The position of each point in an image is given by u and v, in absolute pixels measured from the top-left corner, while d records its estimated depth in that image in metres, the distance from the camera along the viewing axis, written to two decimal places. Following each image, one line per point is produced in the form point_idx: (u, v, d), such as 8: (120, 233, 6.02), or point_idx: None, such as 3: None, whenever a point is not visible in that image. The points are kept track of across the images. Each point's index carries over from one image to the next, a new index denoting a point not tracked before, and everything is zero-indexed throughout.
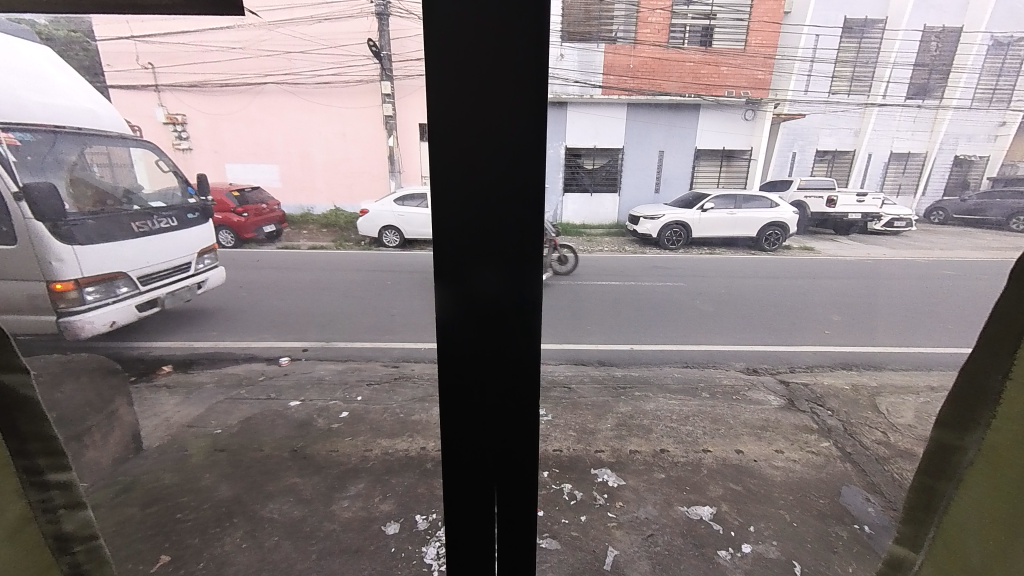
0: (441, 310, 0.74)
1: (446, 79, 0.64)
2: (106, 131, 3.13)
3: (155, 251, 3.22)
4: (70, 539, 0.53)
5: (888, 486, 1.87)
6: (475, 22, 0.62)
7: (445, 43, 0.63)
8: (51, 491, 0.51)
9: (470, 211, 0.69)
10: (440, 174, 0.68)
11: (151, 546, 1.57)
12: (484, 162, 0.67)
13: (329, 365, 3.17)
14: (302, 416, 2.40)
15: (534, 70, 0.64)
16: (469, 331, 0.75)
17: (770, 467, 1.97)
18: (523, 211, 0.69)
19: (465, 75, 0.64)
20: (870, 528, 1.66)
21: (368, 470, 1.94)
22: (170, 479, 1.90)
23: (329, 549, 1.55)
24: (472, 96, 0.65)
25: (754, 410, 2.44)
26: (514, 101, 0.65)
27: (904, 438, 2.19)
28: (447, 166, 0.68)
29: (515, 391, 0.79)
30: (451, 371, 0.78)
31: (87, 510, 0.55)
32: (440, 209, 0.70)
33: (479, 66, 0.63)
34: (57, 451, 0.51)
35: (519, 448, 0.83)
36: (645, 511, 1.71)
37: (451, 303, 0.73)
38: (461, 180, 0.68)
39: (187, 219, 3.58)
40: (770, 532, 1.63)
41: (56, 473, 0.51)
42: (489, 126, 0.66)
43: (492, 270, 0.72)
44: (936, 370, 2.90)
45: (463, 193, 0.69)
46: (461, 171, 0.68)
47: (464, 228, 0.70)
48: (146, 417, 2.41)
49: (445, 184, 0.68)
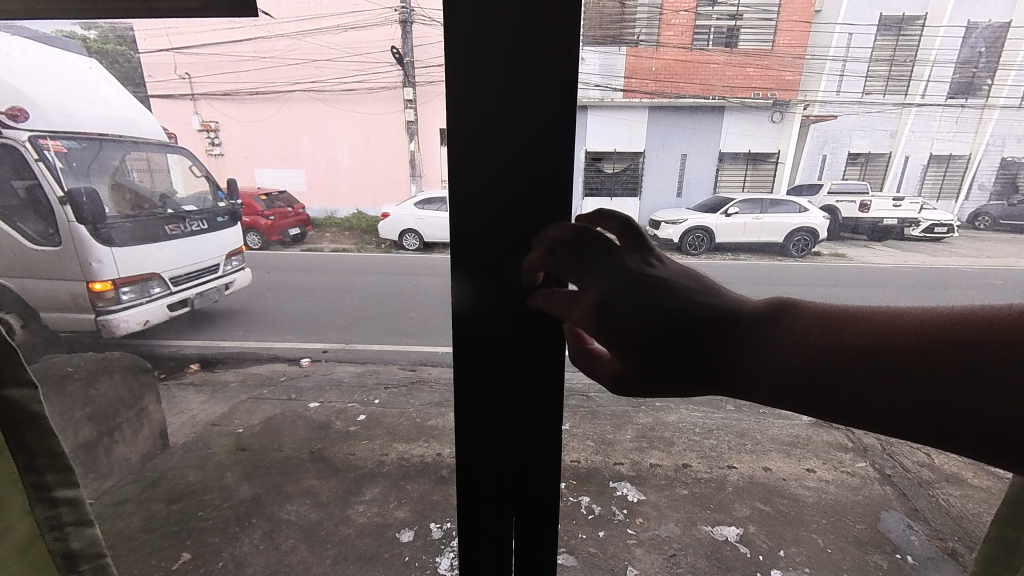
0: (458, 308, 0.71)
1: (464, 83, 0.63)
2: (145, 138, 3.28)
3: (188, 252, 3.32)
4: (77, 558, 0.53)
5: (933, 512, 1.76)
6: (497, 24, 0.60)
7: (464, 45, 0.61)
8: (59, 508, 0.51)
9: (494, 212, 0.66)
10: (459, 177, 0.66)
11: (174, 543, 1.61)
12: (508, 165, 0.64)
13: (349, 367, 3.21)
14: (321, 418, 2.43)
15: (558, 71, 0.61)
16: (488, 323, 0.70)
17: (801, 487, 1.86)
18: (552, 210, 0.65)
19: (485, 77, 0.62)
20: (914, 559, 1.57)
21: (384, 475, 1.93)
22: (194, 477, 1.94)
23: (345, 555, 1.54)
24: (495, 97, 0.62)
25: (783, 424, 2.31)
26: (539, 103, 0.62)
27: (951, 460, 2.02)
28: (465, 169, 0.65)
29: (538, 399, 0.74)
30: (465, 375, 0.75)
31: (94, 527, 0.54)
32: (461, 207, 0.67)
33: (501, 71, 0.62)
34: (64, 468, 0.51)
35: (539, 464, 0.79)
36: (667, 529, 1.65)
37: (469, 300, 0.69)
38: (481, 183, 0.65)
39: (218, 222, 3.66)
40: (802, 558, 1.55)
41: (64, 489, 0.52)
42: (514, 128, 0.63)
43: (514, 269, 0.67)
44: None
45: (485, 194, 0.66)
46: (481, 170, 0.65)
47: (485, 222, 0.66)
48: (173, 415, 2.48)
49: (463, 183, 0.66)
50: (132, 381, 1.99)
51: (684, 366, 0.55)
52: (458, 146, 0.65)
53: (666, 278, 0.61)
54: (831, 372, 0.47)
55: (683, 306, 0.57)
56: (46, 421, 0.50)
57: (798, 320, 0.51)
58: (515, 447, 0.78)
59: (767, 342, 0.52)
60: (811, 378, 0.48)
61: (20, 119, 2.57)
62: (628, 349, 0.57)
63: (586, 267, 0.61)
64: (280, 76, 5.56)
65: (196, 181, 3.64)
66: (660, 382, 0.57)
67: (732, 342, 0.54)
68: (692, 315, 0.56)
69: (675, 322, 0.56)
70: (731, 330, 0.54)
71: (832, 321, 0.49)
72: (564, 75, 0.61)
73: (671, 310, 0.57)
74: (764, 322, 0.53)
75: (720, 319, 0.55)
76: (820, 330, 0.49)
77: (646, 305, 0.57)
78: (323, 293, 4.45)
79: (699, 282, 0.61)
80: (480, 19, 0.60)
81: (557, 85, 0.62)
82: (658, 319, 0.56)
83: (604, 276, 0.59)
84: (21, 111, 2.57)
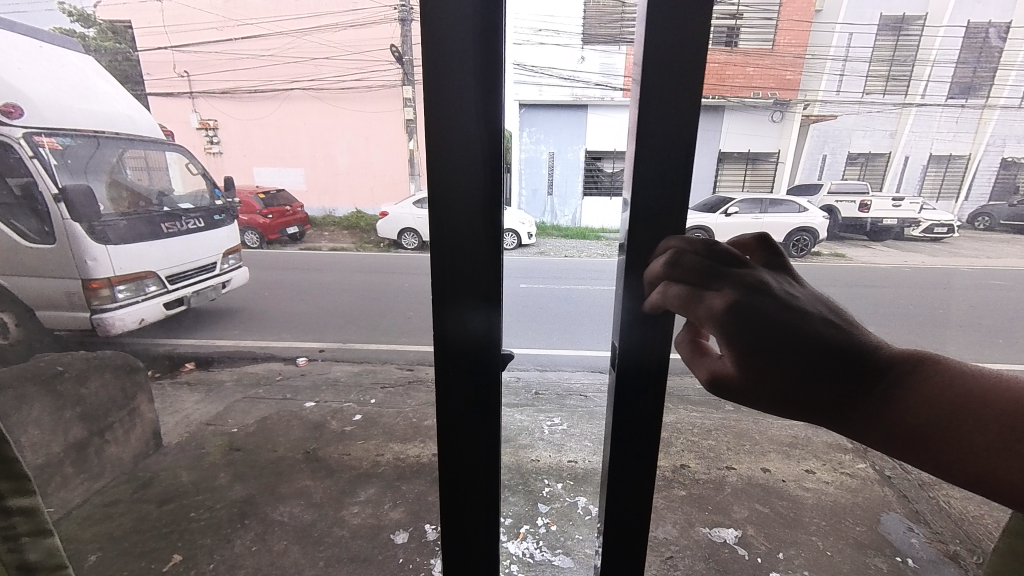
0: (439, 316, 0.70)
1: (440, 83, 0.61)
2: (142, 136, 3.18)
3: (179, 252, 3.20)
4: (34, 569, 0.51)
5: (934, 514, 1.75)
6: (475, 26, 0.58)
7: (439, 45, 0.59)
8: (13, 518, 0.49)
9: (473, 213, 0.65)
10: (440, 183, 0.64)
11: (165, 545, 1.58)
12: (491, 166, 0.64)
13: (346, 366, 3.18)
14: (316, 417, 2.41)
15: (668, 62, 0.55)
16: (476, 325, 0.69)
17: (800, 488, 1.84)
18: (661, 216, 0.59)
19: (464, 76, 0.60)
20: (914, 562, 1.55)
21: (379, 476, 1.92)
22: (186, 478, 1.92)
23: (338, 557, 1.52)
24: (477, 100, 0.61)
25: (782, 425, 2.29)
26: (645, 99, 0.56)
27: None
28: (444, 168, 0.64)
29: (635, 424, 0.67)
30: (446, 380, 0.73)
31: (53, 537, 0.52)
32: (445, 213, 0.65)
33: (479, 71, 0.60)
34: (19, 476, 0.50)
35: (618, 500, 0.72)
36: (665, 532, 1.63)
37: (451, 306, 0.69)
38: (464, 191, 0.64)
39: (215, 220, 3.58)
40: (801, 560, 1.53)
41: (19, 498, 0.50)
42: (493, 135, 0.62)
43: (495, 271, 0.68)
44: None
45: (467, 193, 0.64)
46: (464, 177, 0.64)
47: (467, 228, 0.66)
48: (167, 414, 2.46)
49: (444, 189, 0.64)
50: (123, 380, 1.96)
51: (799, 396, 0.51)
52: (437, 145, 0.63)
53: (802, 303, 0.55)
54: (966, 437, 0.42)
55: (816, 331, 0.52)
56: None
57: (949, 372, 0.46)
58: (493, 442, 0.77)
59: (903, 392, 0.46)
60: (942, 435, 0.44)
61: (13, 117, 2.50)
62: (741, 369, 0.53)
63: (716, 279, 0.55)
64: (281, 74, 5.54)
65: (193, 179, 3.54)
66: (760, 403, 0.54)
67: (853, 374, 0.49)
68: (823, 339, 0.51)
69: (800, 345, 0.51)
70: (858, 359, 0.50)
71: (1001, 389, 0.43)
72: (671, 66, 0.54)
73: (795, 336, 0.51)
74: (905, 368, 0.48)
75: (857, 355, 0.50)
76: (983, 392, 0.43)
77: (776, 323, 0.52)
78: (321, 292, 4.41)
79: (840, 313, 0.56)
80: (461, 18, 0.58)
81: (660, 80, 0.55)
82: (774, 341, 0.52)
83: (737, 286, 0.54)
84: (15, 107, 2.50)
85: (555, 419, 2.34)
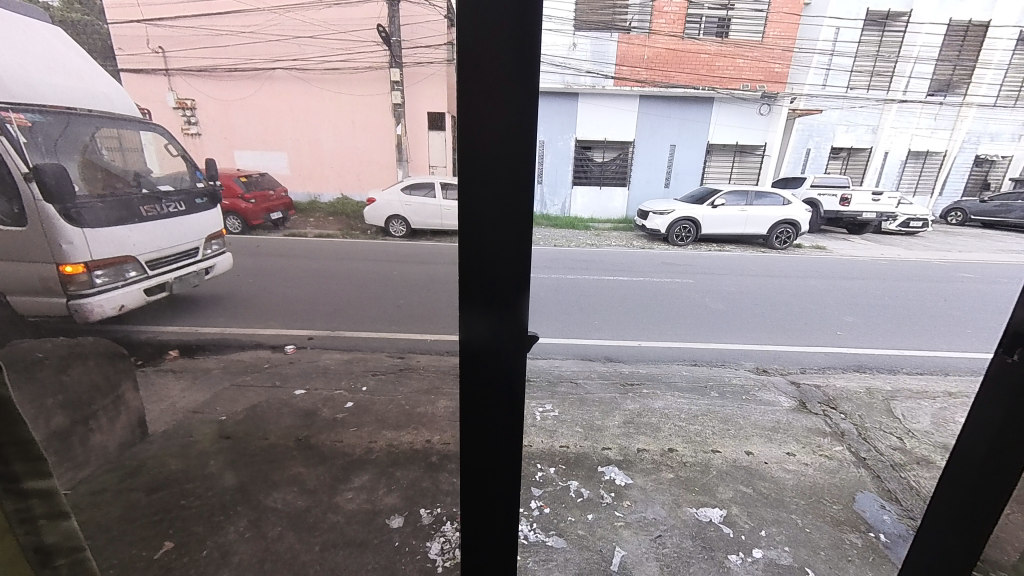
0: (471, 312, 0.75)
1: (476, 86, 0.66)
2: (117, 114, 2.79)
3: (164, 236, 3.08)
4: (52, 549, 0.61)
5: (905, 492, 1.86)
6: (509, 34, 0.63)
7: (472, 51, 0.64)
8: (30, 500, 0.59)
9: (503, 208, 0.71)
10: (466, 178, 0.70)
11: (155, 532, 1.57)
12: (517, 160, 0.69)
13: (335, 355, 3.15)
14: (307, 405, 2.38)
15: None
16: (498, 319, 0.75)
17: (781, 470, 1.95)
18: None
19: (496, 77, 0.65)
20: (885, 536, 1.63)
21: (373, 462, 1.93)
22: (176, 465, 1.90)
23: (334, 542, 1.54)
24: (518, 91, 0.65)
25: (764, 411, 2.43)
26: None
27: (920, 443, 2.19)
28: (473, 163, 0.69)
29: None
30: (474, 368, 0.80)
31: (65, 522, 0.63)
32: (468, 207, 0.71)
33: (514, 62, 0.64)
34: (32, 459, 0.59)
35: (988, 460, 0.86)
36: (654, 512, 1.69)
37: (480, 302, 0.75)
38: (489, 189, 0.70)
39: (195, 204, 3.33)
40: (781, 537, 1.60)
41: (34, 480, 0.60)
42: (517, 137, 0.68)
43: (524, 263, 0.73)
44: (954, 374, 2.98)
45: (494, 188, 0.70)
46: (489, 176, 0.70)
47: (489, 226, 0.72)
48: (152, 402, 2.40)
49: (471, 185, 0.70)
50: (107, 368, 1.91)
51: None
52: (470, 141, 0.68)
53: None
54: None
55: None
56: (17, 411, 0.58)
57: None
58: (508, 424, 0.84)
59: None
60: None
61: None
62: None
63: None
64: None
65: (174, 162, 3.12)
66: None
67: None
68: None
69: None
70: None
71: None
72: None
73: None
74: None
75: None
76: None
77: None
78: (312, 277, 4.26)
79: None
80: (496, 23, 0.63)
81: None
82: None
83: None
84: None
85: (548, 405, 2.39)
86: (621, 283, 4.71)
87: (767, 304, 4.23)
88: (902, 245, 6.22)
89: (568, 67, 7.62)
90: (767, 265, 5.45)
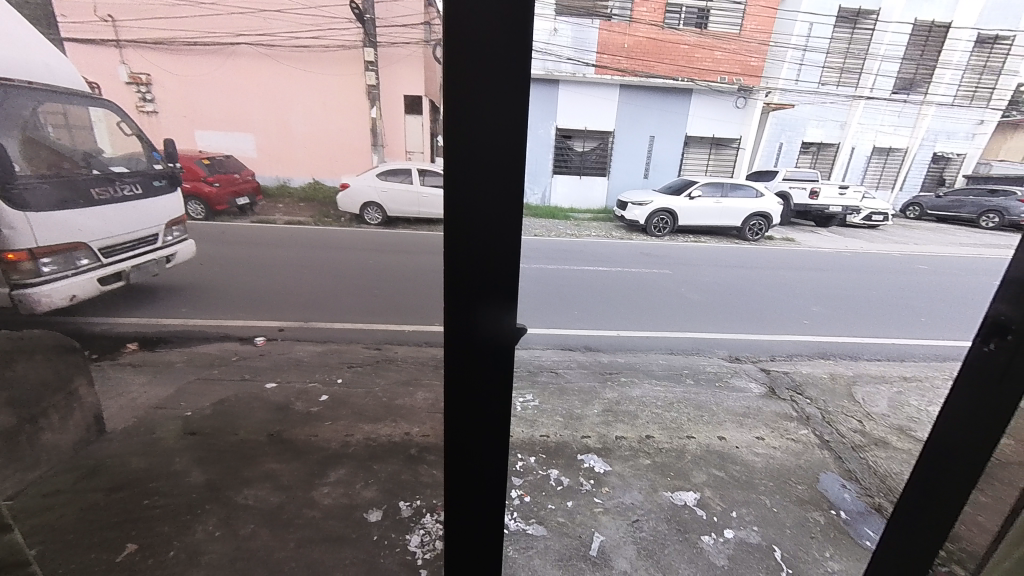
0: (461, 304, 0.73)
1: (465, 67, 0.62)
2: (62, 87, 2.43)
3: (119, 222, 2.83)
4: None
5: (864, 473, 1.96)
6: (500, 13, 0.60)
7: (460, 30, 0.61)
8: None
9: (493, 196, 0.68)
10: (455, 164, 0.67)
11: (117, 534, 1.49)
12: (509, 146, 0.66)
13: (308, 347, 3.04)
14: (279, 399, 2.30)
15: None
16: (485, 309, 0.73)
17: (751, 454, 2.03)
18: None
19: (486, 59, 0.62)
20: (846, 514, 1.72)
21: (351, 456, 1.89)
22: (138, 463, 1.81)
23: (310, 538, 1.50)
24: (509, 74, 0.62)
25: (735, 397, 2.52)
26: None
27: (878, 426, 2.32)
28: (462, 149, 0.66)
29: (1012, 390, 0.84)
30: (460, 360, 0.78)
31: None
32: (456, 195, 0.68)
33: (506, 44, 0.61)
34: None
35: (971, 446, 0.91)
36: (631, 497, 1.73)
37: (468, 293, 0.73)
38: (479, 177, 0.67)
39: (154, 187, 2.98)
40: (751, 517, 1.67)
41: None
42: (510, 121, 0.65)
43: (515, 252, 0.71)
44: (909, 361, 3.16)
45: (484, 174, 0.67)
46: (479, 162, 0.67)
47: (477, 214, 0.69)
48: (109, 397, 2.26)
49: (461, 172, 0.67)
50: (57, 362, 1.78)
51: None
52: (458, 126, 0.65)
53: None
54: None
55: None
56: None
57: None
58: (495, 416, 0.82)
59: None
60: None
61: None
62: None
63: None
64: None
65: (128, 141, 2.76)
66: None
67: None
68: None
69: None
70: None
71: None
72: None
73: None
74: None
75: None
76: None
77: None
78: None
79: None
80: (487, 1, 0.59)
81: None
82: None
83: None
84: None
85: (528, 395, 2.40)
86: (601, 273, 4.74)
87: (739, 294, 4.36)
88: (865, 237, 6.51)
89: (549, 54, 7.44)
90: (740, 256, 5.61)
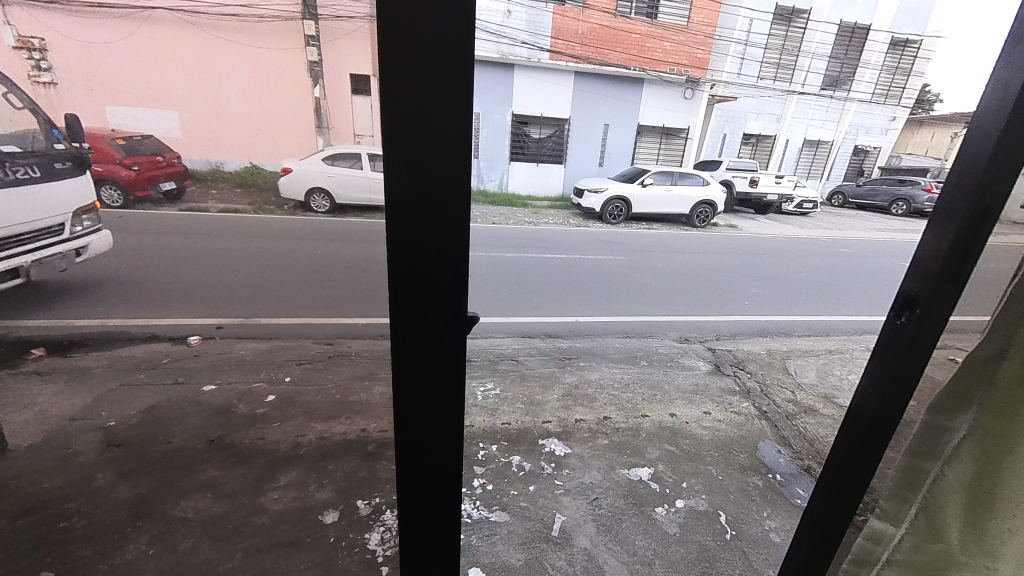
0: (407, 291, 0.69)
1: (407, 37, 0.57)
2: None
3: (13, 210, 2.16)
4: None
5: (796, 438, 2.16)
6: None
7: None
8: None
9: (440, 177, 0.64)
10: (397, 143, 0.62)
11: (27, 564, 1.31)
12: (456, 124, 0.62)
13: (251, 344, 2.84)
14: (219, 402, 2.13)
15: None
16: (433, 292, 0.70)
17: (698, 427, 2.16)
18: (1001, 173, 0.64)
19: (428, 26, 0.57)
20: (781, 476, 1.89)
21: (302, 457, 1.80)
22: (50, 483, 1.60)
23: (261, 545, 1.42)
24: (453, 52, 0.58)
25: (685, 376, 2.66)
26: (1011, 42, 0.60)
27: (808, 394, 2.56)
28: (406, 125, 0.61)
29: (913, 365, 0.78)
30: (408, 345, 0.74)
31: None
32: (400, 176, 0.63)
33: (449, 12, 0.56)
34: None
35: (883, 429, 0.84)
36: (590, 476, 1.79)
37: (414, 279, 0.69)
38: (424, 156, 0.62)
39: (55, 169, 2.33)
40: (699, 486, 1.78)
41: None
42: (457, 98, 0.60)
43: (463, 236, 0.67)
44: (834, 335, 3.51)
45: (433, 153, 0.62)
46: (424, 140, 0.62)
47: (423, 195, 0.64)
48: (11, 411, 1.98)
49: (404, 150, 0.62)
50: None
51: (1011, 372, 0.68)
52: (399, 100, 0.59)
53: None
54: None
55: None
56: None
57: None
58: (450, 403, 0.79)
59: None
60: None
61: None
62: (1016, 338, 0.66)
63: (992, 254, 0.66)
64: None
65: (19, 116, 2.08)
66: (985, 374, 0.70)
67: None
68: None
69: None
70: None
71: None
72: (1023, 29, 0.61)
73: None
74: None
75: None
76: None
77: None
78: None
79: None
80: None
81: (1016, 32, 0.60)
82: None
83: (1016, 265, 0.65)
84: None
85: (489, 384, 2.39)
86: (561, 260, 4.81)
87: (689, 277, 4.61)
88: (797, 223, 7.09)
89: (504, 37, 7.25)
90: (689, 242, 5.91)
